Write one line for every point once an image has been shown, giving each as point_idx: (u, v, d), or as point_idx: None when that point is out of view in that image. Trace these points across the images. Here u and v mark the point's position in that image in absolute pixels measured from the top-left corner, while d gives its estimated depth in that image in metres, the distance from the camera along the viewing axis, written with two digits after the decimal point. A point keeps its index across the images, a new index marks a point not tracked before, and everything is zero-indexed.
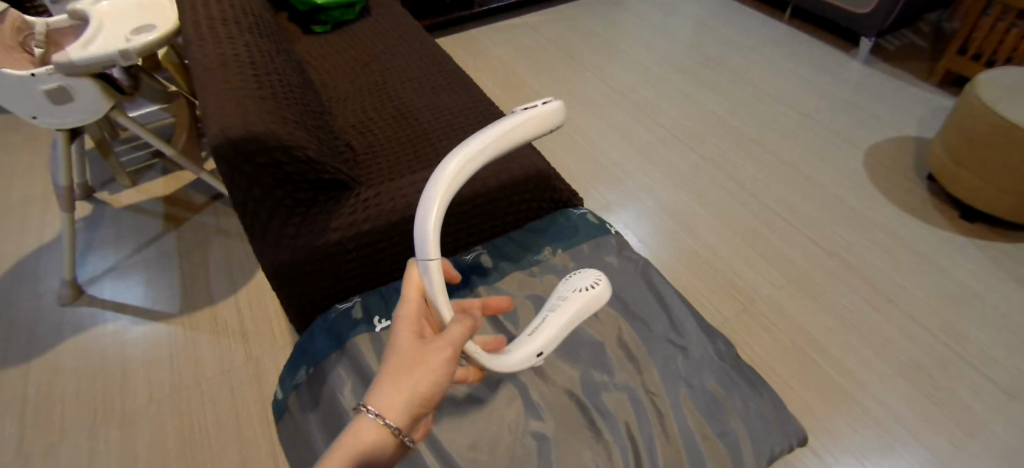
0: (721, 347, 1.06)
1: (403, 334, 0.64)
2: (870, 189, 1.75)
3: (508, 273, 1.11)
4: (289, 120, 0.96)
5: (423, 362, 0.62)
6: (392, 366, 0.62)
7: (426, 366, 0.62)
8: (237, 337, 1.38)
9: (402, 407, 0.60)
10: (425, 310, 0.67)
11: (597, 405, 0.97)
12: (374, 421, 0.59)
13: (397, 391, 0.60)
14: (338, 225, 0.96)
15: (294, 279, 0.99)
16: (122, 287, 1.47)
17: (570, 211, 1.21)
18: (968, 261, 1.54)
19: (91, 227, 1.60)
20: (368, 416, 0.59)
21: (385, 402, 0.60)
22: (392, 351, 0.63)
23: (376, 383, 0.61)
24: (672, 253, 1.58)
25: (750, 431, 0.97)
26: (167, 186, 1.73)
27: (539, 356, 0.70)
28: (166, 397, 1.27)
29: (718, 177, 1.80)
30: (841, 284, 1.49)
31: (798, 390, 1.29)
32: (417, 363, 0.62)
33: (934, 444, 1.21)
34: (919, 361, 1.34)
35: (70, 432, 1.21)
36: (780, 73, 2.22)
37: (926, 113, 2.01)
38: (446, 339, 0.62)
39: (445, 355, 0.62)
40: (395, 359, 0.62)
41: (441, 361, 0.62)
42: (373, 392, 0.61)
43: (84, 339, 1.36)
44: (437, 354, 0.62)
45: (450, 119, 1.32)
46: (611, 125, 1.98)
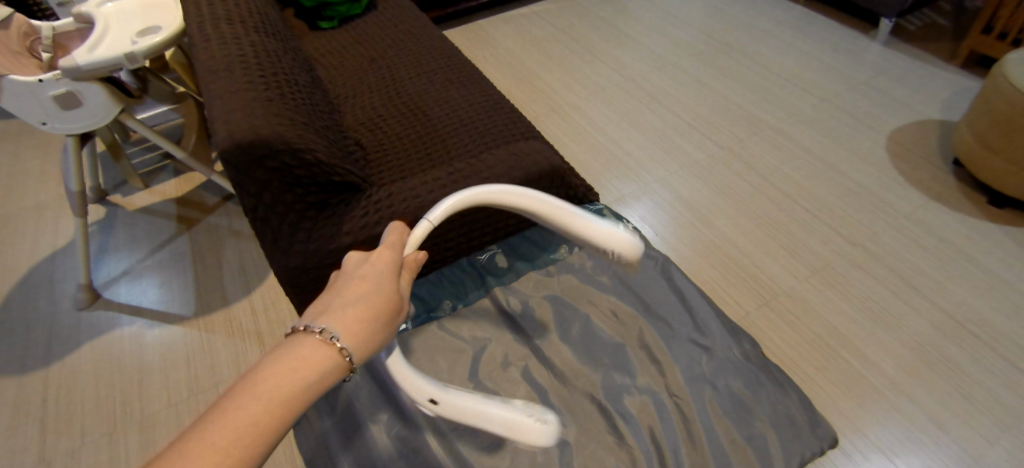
0: (746, 347, 1.03)
1: (381, 282, 0.70)
2: (894, 176, 1.69)
3: (524, 274, 1.09)
4: (296, 120, 0.94)
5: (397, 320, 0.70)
6: (369, 309, 0.66)
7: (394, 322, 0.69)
8: (252, 338, 1.38)
9: (368, 355, 0.65)
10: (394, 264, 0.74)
11: (620, 409, 0.94)
12: (346, 359, 0.62)
13: (370, 337, 0.65)
14: (351, 228, 0.93)
15: (309, 284, 0.96)
16: (136, 290, 1.47)
17: (586, 208, 1.17)
18: (999, 249, 1.49)
19: (105, 231, 1.60)
20: (343, 352, 0.62)
21: (359, 346, 0.64)
22: (370, 296, 0.68)
23: (351, 318, 0.65)
24: (690, 245, 1.55)
25: (776, 433, 0.95)
26: (179, 187, 1.72)
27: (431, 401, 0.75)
28: (183, 401, 1.27)
29: (736, 167, 1.75)
30: (865, 275, 1.45)
31: (822, 385, 1.26)
32: (389, 317, 0.68)
33: (965, 440, 1.17)
34: (948, 352, 1.30)
35: (91, 436, 1.21)
36: (797, 57, 2.15)
37: (950, 96, 1.94)
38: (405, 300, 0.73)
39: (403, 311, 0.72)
40: (372, 304, 0.67)
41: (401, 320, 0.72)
42: (350, 328, 0.64)
43: (101, 344, 1.37)
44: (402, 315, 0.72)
45: (460, 115, 1.29)
46: (623, 115, 1.94)
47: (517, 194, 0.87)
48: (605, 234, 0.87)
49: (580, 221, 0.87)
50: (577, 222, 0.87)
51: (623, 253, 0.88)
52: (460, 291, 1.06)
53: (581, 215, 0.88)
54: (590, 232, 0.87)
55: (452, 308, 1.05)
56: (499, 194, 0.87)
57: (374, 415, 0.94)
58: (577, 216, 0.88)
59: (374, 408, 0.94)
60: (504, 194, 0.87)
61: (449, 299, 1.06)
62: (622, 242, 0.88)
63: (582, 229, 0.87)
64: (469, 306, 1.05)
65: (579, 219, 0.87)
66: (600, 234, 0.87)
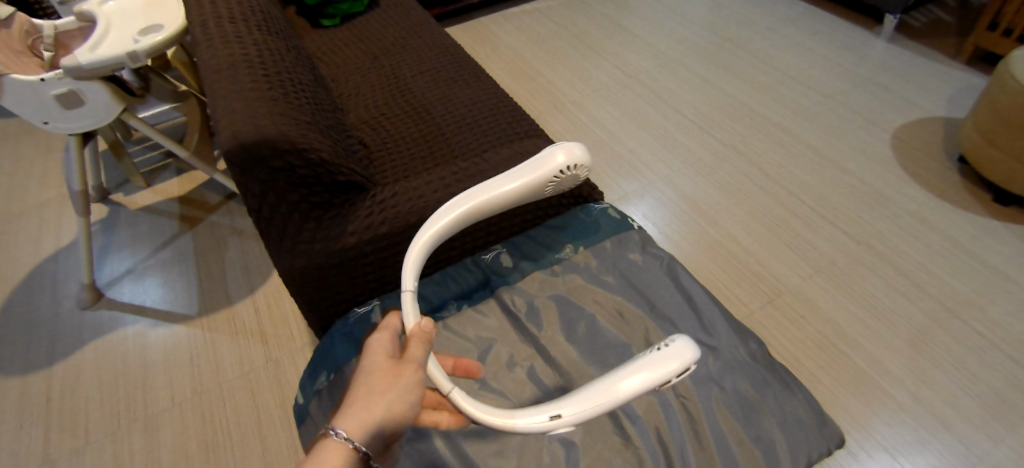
0: (753, 347, 1.03)
1: (370, 357, 0.71)
2: (899, 174, 1.68)
3: (529, 273, 1.08)
4: (301, 120, 0.93)
5: (401, 383, 0.68)
6: (358, 388, 0.68)
7: (395, 385, 0.68)
8: (256, 338, 1.38)
9: (368, 427, 0.65)
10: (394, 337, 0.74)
11: (626, 410, 0.94)
12: (340, 438, 0.63)
13: (365, 414, 0.65)
14: (355, 228, 0.93)
15: (313, 285, 0.96)
16: (139, 289, 1.47)
17: (591, 207, 1.16)
18: (1004, 247, 1.48)
19: (108, 230, 1.60)
20: (333, 433, 0.63)
21: (354, 423, 0.65)
22: (361, 375, 0.69)
23: (344, 404, 0.67)
24: (694, 244, 1.54)
25: (784, 433, 0.95)
26: (181, 186, 1.72)
27: (555, 418, 0.69)
28: (188, 400, 1.27)
29: (739, 164, 1.75)
30: (870, 274, 1.44)
31: (827, 384, 1.25)
32: (383, 385, 0.68)
33: (971, 439, 1.17)
34: (954, 350, 1.29)
35: (95, 436, 1.21)
36: (800, 54, 2.14)
37: (954, 92, 1.93)
38: (413, 359, 0.70)
39: (413, 370, 0.69)
40: (362, 380, 0.68)
41: (411, 378, 0.69)
42: (342, 412, 0.66)
43: (104, 343, 1.37)
44: (409, 374, 0.69)
45: (463, 113, 1.28)
46: (626, 112, 1.94)
47: (464, 202, 0.83)
48: (547, 169, 0.88)
49: (522, 175, 0.87)
50: (521, 180, 0.86)
51: (575, 165, 0.90)
52: (464, 291, 1.06)
53: (519, 171, 0.87)
54: (535, 176, 0.87)
55: (457, 309, 1.04)
56: (453, 216, 0.83)
57: None
58: (518, 175, 0.87)
59: None
60: (456, 212, 0.83)
61: (454, 299, 1.05)
62: (557, 169, 0.88)
63: (529, 180, 0.87)
64: (474, 306, 1.05)
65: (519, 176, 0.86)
66: (543, 171, 0.88)
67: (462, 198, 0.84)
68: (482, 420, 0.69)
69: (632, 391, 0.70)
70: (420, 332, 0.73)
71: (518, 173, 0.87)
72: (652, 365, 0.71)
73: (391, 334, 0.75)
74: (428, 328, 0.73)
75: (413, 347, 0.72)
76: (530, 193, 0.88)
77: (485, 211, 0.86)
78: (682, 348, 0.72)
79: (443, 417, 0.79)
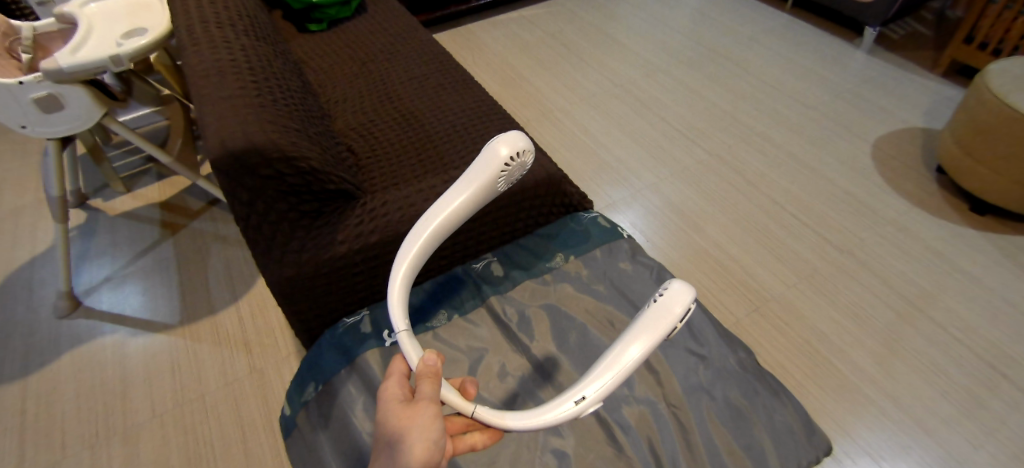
0: (742, 356, 1.04)
1: (385, 407, 0.68)
2: (880, 183, 1.72)
3: (520, 283, 1.08)
4: (289, 127, 0.91)
5: (417, 424, 0.64)
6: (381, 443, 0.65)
7: (413, 429, 0.64)
8: (239, 346, 1.35)
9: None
10: (404, 379, 0.71)
11: (617, 420, 0.94)
12: None
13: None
14: (345, 237, 0.91)
15: (301, 295, 0.94)
16: (118, 297, 1.44)
17: (581, 216, 1.17)
18: (982, 256, 1.52)
19: (86, 236, 1.56)
20: None
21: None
22: (382, 427, 0.67)
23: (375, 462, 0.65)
24: (681, 251, 1.55)
25: (774, 441, 0.95)
26: (163, 192, 1.68)
27: (581, 400, 0.66)
28: (169, 411, 1.24)
29: (724, 173, 1.77)
30: (853, 281, 1.47)
31: (811, 390, 1.27)
32: (400, 433, 0.64)
33: (951, 444, 1.19)
34: (934, 357, 1.32)
35: (71, 449, 1.18)
36: (784, 64, 2.18)
37: (931, 104, 1.98)
38: (424, 398, 0.66)
39: (427, 410, 0.65)
40: (382, 435, 0.66)
41: (426, 416, 0.64)
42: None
43: (82, 353, 1.33)
44: (423, 413, 0.65)
45: (453, 120, 1.28)
46: (612, 120, 1.95)
47: (424, 229, 0.75)
48: (492, 167, 0.77)
49: (468, 184, 0.77)
50: (470, 186, 0.77)
51: (522, 151, 0.78)
52: (454, 301, 1.05)
53: (467, 176, 0.78)
54: (483, 177, 0.77)
55: (448, 318, 1.03)
56: (418, 248, 0.74)
57: (368, 429, 0.92)
58: (467, 181, 0.78)
59: (367, 421, 0.92)
60: (419, 244, 0.74)
61: (445, 308, 1.04)
62: (502, 166, 0.77)
63: (478, 182, 0.77)
64: (465, 316, 1.04)
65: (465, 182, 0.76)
66: (489, 168, 0.78)
67: (420, 225, 0.76)
68: (517, 430, 0.66)
69: (645, 351, 0.67)
70: (425, 369, 0.67)
71: (461, 184, 0.78)
72: (656, 325, 0.68)
73: (400, 377, 0.71)
74: (434, 362, 0.68)
75: (422, 385, 0.67)
76: (485, 196, 0.79)
77: (445, 233, 0.77)
78: (674, 299, 0.69)
79: (476, 439, 0.76)
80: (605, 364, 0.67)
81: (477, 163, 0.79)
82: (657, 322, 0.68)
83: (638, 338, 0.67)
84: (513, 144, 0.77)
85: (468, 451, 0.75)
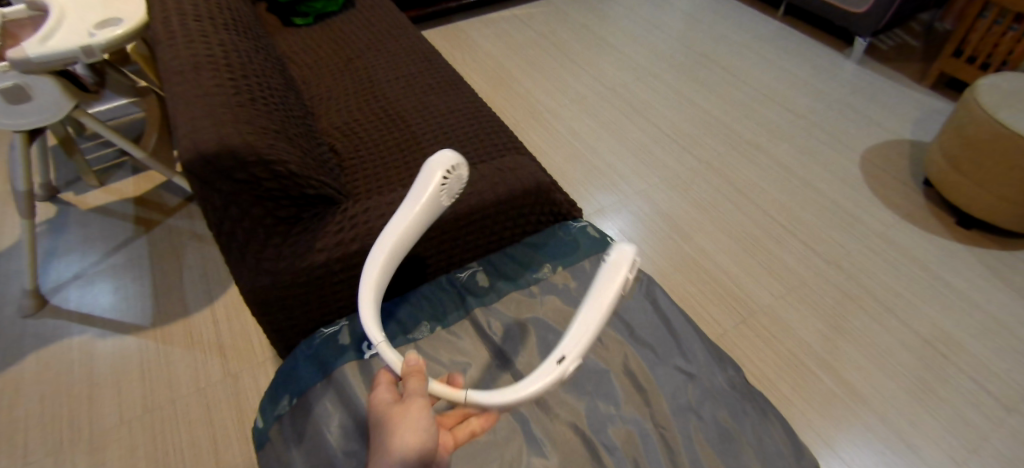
0: (731, 374, 1.02)
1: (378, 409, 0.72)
2: (868, 195, 1.72)
3: (506, 294, 1.05)
4: (268, 128, 0.87)
5: (408, 418, 0.69)
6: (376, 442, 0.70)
7: (404, 425, 0.68)
8: (214, 350, 1.31)
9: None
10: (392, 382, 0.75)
11: (602, 439, 0.92)
12: None
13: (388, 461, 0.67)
14: (324, 245, 0.87)
15: (276, 304, 0.90)
16: (87, 295, 1.38)
17: (570, 225, 1.15)
18: (968, 271, 1.52)
19: (55, 232, 1.50)
20: None
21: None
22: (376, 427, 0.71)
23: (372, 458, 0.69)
24: (668, 259, 1.54)
25: (763, 462, 0.93)
26: (138, 186, 1.62)
27: (563, 359, 0.70)
28: (138, 416, 1.19)
29: (715, 180, 1.75)
30: (840, 293, 1.46)
31: (796, 403, 1.26)
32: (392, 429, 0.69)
33: (934, 460, 1.18)
34: (919, 371, 1.31)
35: (32, 456, 1.13)
36: (775, 72, 2.17)
37: (920, 116, 1.99)
38: (411, 394, 0.70)
39: (415, 404, 0.69)
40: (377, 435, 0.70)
41: (415, 410, 0.69)
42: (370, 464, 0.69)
43: (48, 354, 1.27)
44: (412, 408, 0.69)
45: (440, 122, 1.24)
46: (602, 124, 1.92)
47: (379, 256, 0.75)
48: (429, 188, 0.77)
49: (415, 201, 0.77)
50: (414, 206, 0.77)
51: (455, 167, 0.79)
52: (436, 312, 1.02)
53: (409, 199, 0.78)
54: (425, 196, 0.77)
55: (430, 330, 1.00)
56: (377, 273, 0.74)
57: (344, 449, 0.87)
58: (410, 203, 0.77)
59: (343, 441, 0.88)
60: (378, 268, 0.74)
61: (427, 320, 1.00)
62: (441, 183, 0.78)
63: (423, 203, 0.78)
64: (449, 329, 1.01)
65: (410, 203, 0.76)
66: (429, 188, 0.78)
67: (375, 253, 0.75)
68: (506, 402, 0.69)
69: (610, 305, 0.73)
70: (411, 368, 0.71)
71: (409, 202, 0.78)
72: (611, 280, 0.74)
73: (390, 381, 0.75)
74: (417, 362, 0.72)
75: (410, 383, 0.71)
76: (429, 216, 0.79)
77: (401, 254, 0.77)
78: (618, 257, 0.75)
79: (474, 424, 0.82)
80: (577, 321, 0.72)
81: (416, 184, 0.79)
82: (613, 279, 0.74)
83: (602, 293, 0.73)
84: (446, 163, 0.78)
85: (468, 437, 0.82)
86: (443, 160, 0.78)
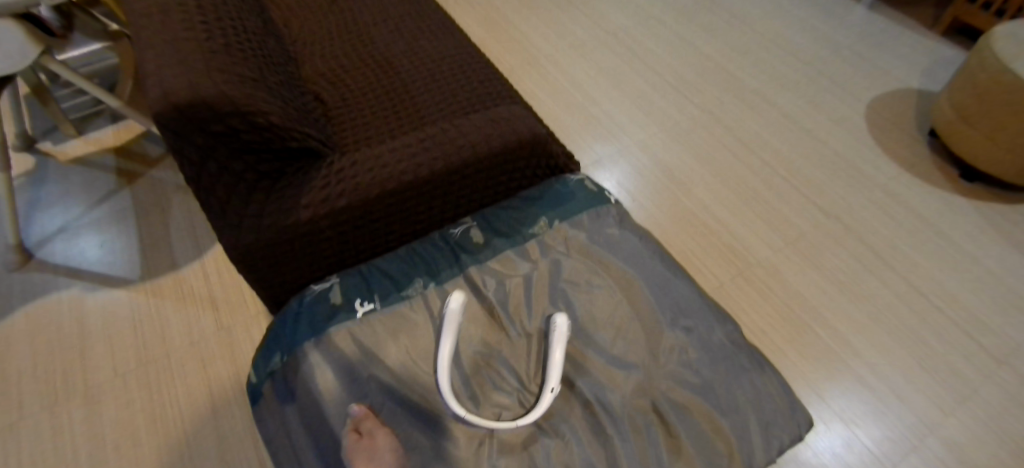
0: (727, 330, 1.01)
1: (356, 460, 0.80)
2: (872, 146, 1.68)
3: (500, 251, 1.03)
4: (245, 75, 0.81)
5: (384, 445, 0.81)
6: None
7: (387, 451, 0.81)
8: (206, 304, 1.29)
9: None
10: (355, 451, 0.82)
11: (598, 395, 0.92)
12: None
13: None
14: (310, 201, 0.83)
15: (262, 261, 0.87)
16: (73, 250, 1.35)
17: (566, 179, 1.12)
18: (968, 225, 1.50)
19: (34, 184, 1.44)
20: None
21: None
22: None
23: None
24: (666, 212, 1.51)
25: (757, 417, 0.94)
26: (118, 137, 1.56)
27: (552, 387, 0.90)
28: (132, 371, 1.19)
29: (716, 130, 1.70)
30: (839, 247, 1.45)
31: (791, 356, 1.27)
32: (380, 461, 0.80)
33: (923, 411, 1.20)
34: (912, 325, 1.32)
35: (28, 410, 1.13)
36: (782, 16, 2.07)
37: (930, 64, 1.92)
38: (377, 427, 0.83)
39: (384, 433, 0.83)
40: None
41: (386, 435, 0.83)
42: None
43: (37, 309, 1.25)
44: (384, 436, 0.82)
45: (431, 69, 1.18)
46: (601, 71, 1.85)
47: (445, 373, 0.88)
48: (451, 336, 0.92)
49: (445, 352, 0.90)
50: (447, 357, 0.90)
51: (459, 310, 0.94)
52: (429, 269, 1.00)
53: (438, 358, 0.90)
54: (450, 341, 0.91)
55: (423, 288, 0.98)
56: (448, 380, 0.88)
57: (337, 406, 0.87)
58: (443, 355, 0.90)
59: (336, 397, 0.88)
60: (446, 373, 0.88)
61: (420, 277, 0.99)
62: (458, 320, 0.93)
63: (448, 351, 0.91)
64: (442, 286, 0.99)
65: (446, 350, 0.90)
66: (450, 335, 0.92)
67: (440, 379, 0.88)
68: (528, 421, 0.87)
69: (562, 340, 0.93)
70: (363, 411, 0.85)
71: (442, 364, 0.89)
72: (557, 335, 0.93)
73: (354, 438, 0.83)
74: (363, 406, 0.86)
75: (368, 423, 0.84)
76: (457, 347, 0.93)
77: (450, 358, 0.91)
78: (562, 324, 0.94)
79: None
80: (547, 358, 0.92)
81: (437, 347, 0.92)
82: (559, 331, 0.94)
83: (558, 335, 0.93)
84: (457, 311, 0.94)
85: None
86: (454, 314, 0.93)
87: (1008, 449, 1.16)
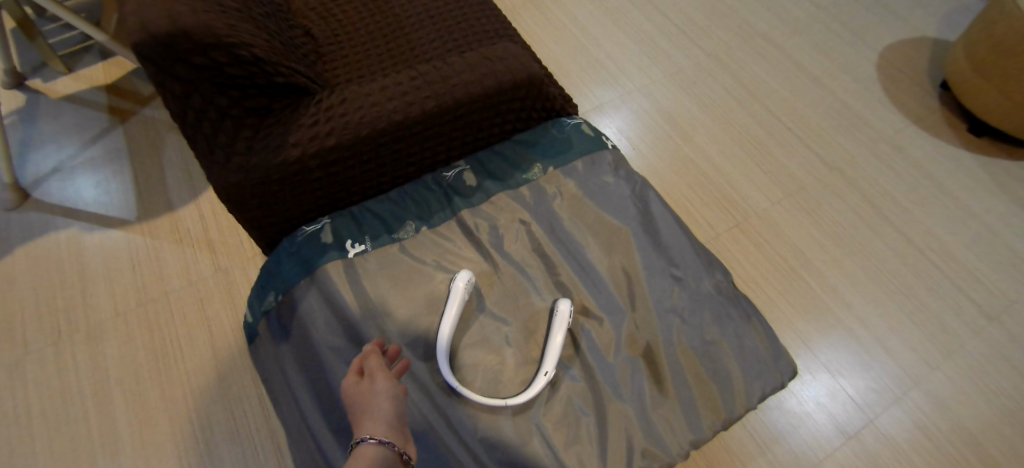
0: (719, 279, 1.01)
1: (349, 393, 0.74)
2: (881, 96, 1.63)
3: (494, 194, 1.02)
4: (227, 6, 0.78)
5: (378, 388, 0.73)
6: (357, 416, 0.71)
7: (378, 392, 0.73)
8: (202, 246, 1.30)
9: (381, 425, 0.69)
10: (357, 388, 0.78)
11: (586, 340, 0.94)
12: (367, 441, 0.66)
13: (376, 419, 0.70)
14: (299, 140, 0.82)
15: (252, 200, 0.87)
16: (68, 189, 1.34)
17: (563, 122, 1.09)
18: (972, 181, 1.48)
19: (25, 121, 1.42)
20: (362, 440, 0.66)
21: (373, 429, 0.68)
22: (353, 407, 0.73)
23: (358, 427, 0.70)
24: (666, 161, 1.48)
25: (742, 364, 0.96)
26: (108, 73, 1.52)
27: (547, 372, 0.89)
28: (133, 309, 1.21)
29: (722, 77, 1.65)
30: (838, 199, 1.43)
31: (783, 308, 1.28)
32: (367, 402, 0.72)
33: (907, 363, 1.23)
34: (905, 279, 1.32)
35: (34, 346, 1.15)
36: None
37: (950, 10, 1.83)
38: (377, 369, 0.76)
39: (383, 376, 0.75)
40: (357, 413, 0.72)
41: (383, 377, 0.75)
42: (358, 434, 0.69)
43: (36, 248, 1.26)
44: (381, 378, 0.75)
45: (426, 4, 1.12)
46: (606, 11, 1.77)
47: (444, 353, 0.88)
48: (453, 310, 0.90)
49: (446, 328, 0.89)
50: (448, 334, 0.89)
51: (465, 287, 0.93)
52: (421, 211, 0.99)
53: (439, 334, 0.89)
54: (452, 317, 0.90)
55: (415, 230, 0.98)
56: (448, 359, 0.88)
57: (331, 344, 0.90)
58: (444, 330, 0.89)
59: (330, 336, 0.90)
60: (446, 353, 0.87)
61: (412, 219, 0.98)
62: (465, 296, 0.92)
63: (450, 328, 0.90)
64: (435, 229, 0.99)
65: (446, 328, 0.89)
66: (452, 311, 0.90)
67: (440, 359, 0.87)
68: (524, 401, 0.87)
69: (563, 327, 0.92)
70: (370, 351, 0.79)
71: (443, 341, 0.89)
72: (559, 324, 0.92)
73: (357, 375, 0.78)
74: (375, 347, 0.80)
75: (371, 363, 0.77)
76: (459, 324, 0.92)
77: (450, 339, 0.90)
78: (566, 307, 0.93)
79: None
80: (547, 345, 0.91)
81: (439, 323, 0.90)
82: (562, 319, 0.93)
83: (561, 324, 0.92)
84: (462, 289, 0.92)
85: None
86: (459, 291, 0.91)
87: (988, 401, 1.19)
